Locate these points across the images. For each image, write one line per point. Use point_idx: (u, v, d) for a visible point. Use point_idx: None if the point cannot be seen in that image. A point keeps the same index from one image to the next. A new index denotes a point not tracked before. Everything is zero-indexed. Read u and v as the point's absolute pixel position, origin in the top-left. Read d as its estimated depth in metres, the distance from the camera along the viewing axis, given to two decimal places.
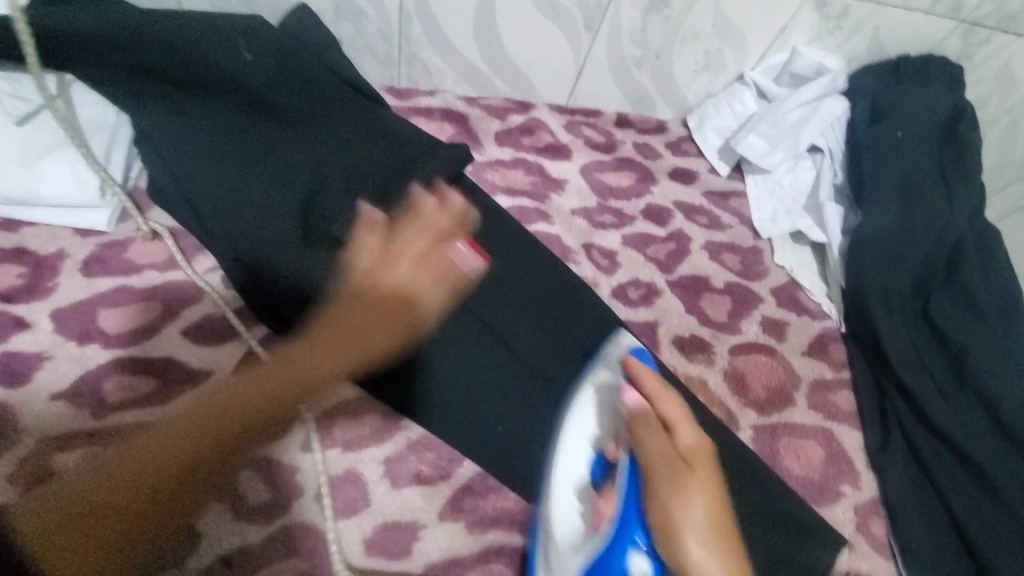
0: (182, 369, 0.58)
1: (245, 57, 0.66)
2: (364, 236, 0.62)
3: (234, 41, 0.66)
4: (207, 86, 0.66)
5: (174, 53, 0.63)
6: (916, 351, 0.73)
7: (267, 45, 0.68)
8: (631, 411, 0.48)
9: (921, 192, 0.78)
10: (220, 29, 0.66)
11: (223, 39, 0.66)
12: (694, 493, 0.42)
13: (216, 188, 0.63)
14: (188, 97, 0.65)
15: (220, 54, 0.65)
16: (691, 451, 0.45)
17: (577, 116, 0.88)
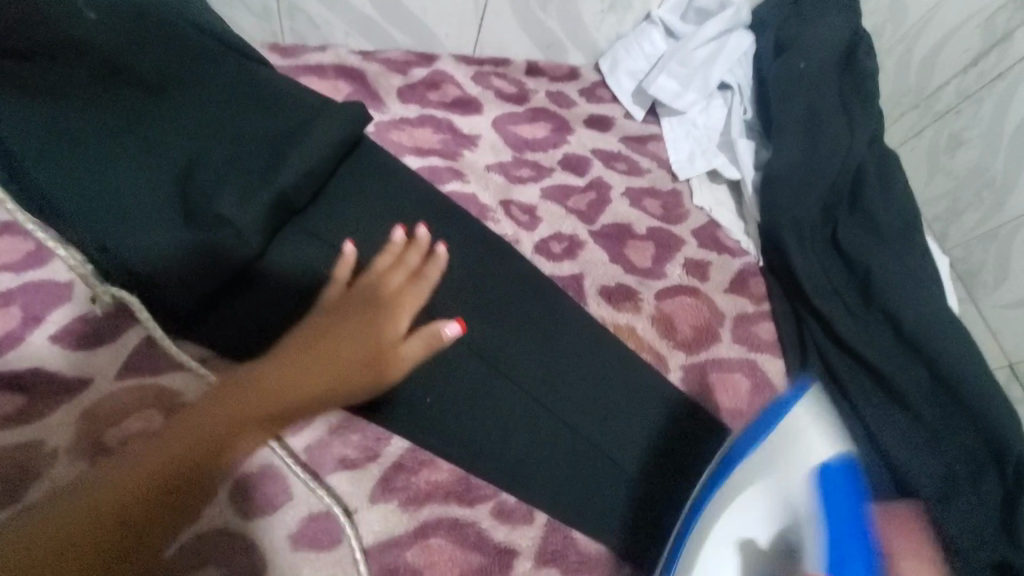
0: (57, 381, 0.52)
1: (89, 19, 0.58)
2: (254, 211, 0.56)
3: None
4: (42, 51, 0.56)
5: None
6: (827, 278, 0.76)
7: (112, 3, 0.59)
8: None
9: (826, 120, 0.79)
10: None
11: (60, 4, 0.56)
12: None
13: (72, 173, 0.55)
14: (22, 67, 0.55)
15: (59, 18, 0.56)
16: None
17: (485, 66, 0.83)
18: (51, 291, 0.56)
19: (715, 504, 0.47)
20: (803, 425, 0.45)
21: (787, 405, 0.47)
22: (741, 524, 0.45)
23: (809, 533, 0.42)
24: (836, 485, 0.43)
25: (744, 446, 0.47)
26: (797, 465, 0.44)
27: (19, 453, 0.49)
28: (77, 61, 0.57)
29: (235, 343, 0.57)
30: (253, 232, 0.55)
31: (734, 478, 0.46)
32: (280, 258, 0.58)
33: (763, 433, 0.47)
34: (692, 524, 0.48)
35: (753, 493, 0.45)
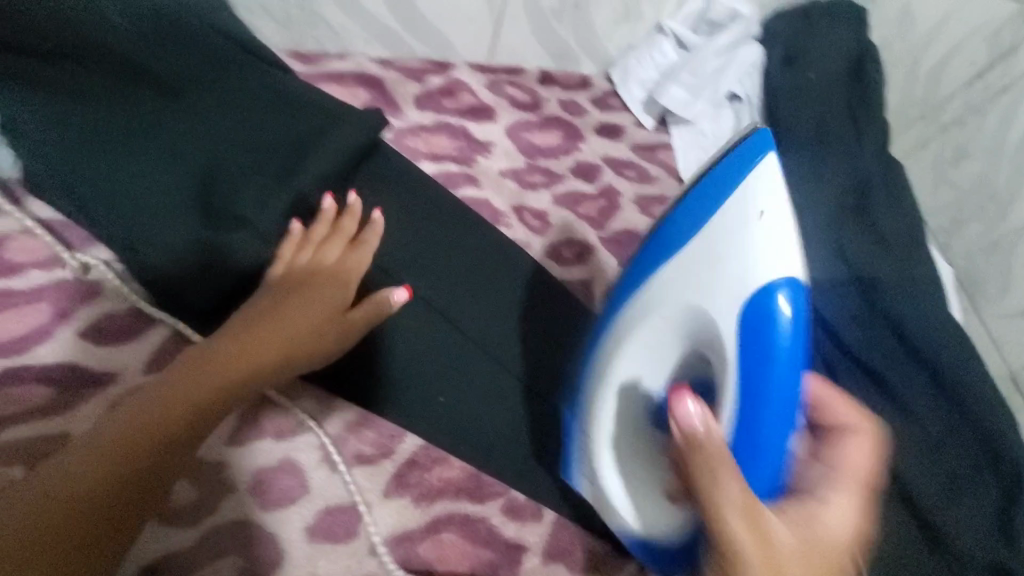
0: (87, 375, 0.53)
1: (115, 23, 0.59)
2: (273, 214, 0.58)
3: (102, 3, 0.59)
4: (75, 57, 0.58)
5: (35, 27, 0.56)
6: (835, 286, 0.77)
7: (140, 8, 0.60)
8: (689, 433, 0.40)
9: (832, 133, 0.80)
10: None
11: (84, 8, 0.58)
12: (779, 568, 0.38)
13: (102, 174, 0.57)
14: (52, 73, 0.58)
15: (88, 21, 0.58)
16: (788, 540, 0.39)
17: (500, 74, 0.84)
18: (80, 287, 0.56)
19: (653, 280, 0.53)
20: (745, 197, 0.47)
21: (754, 155, 0.48)
22: (664, 292, 0.51)
23: (733, 348, 0.46)
24: (774, 306, 0.44)
25: (710, 185, 0.50)
26: (742, 277, 0.46)
27: (45, 445, 0.49)
28: (104, 69, 0.59)
29: None
30: (271, 234, 0.58)
31: (670, 261, 0.52)
32: None
33: (725, 199, 0.49)
34: (647, 276, 0.54)
35: (688, 258, 0.50)
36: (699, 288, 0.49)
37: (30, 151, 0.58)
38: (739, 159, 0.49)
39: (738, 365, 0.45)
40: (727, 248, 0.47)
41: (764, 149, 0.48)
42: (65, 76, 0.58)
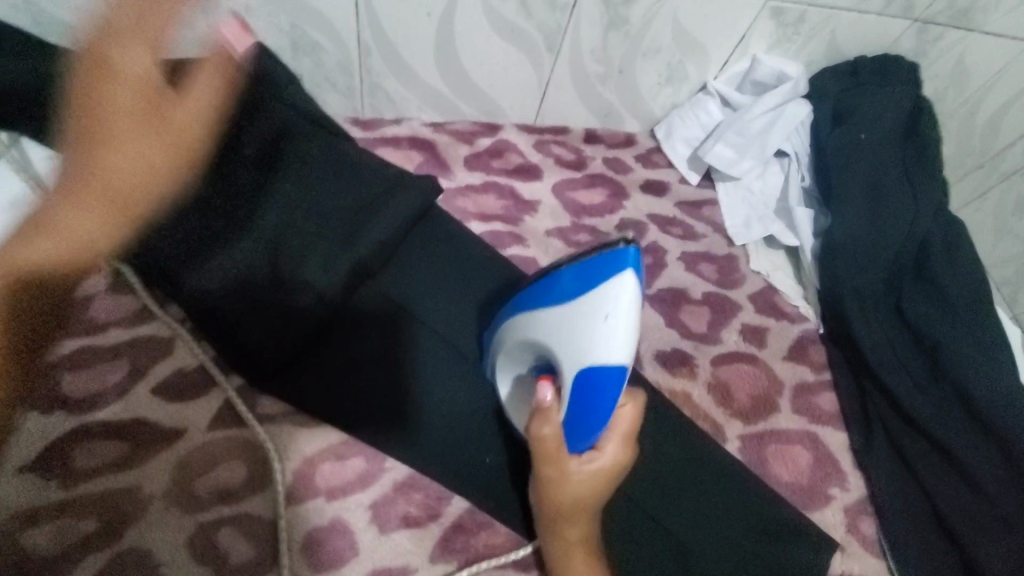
0: (156, 431, 0.56)
1: None
2: (336, 278, 0.61)
3: (189, 88, 0.64)
4: None
5: None
6: (893, 350, 0.74)
7: (223, 89, 0.65)
8: (540, 406, 0.52)
9: (885, 193, 0.79)
10: (173, 76, 0.64)
11: (175, 86, 0.63)
12: (574, 495, 0.51)
13: (180, 242, 0.61)
14: None
15: None
16: (586, 463, 0.51)
17: (546, 135, 0.87)
18: (153, 346, 0.60)
19: (529, 316, 0.55)
20: (604, 295, 0.48)
21: (620, 265, 0.48)
22: (533, 328, 0.54)
23: (567, 381, 0.50)
24: (599, 380, 0.48)
25: (585, 269, 0.51)
26: (582, 349, 0.49)
27: (118, 497, 0.53)
28: (186, 142, 0.63)
29: (314, 398, 0.60)
30: (333, 296, 0.61)
31: (541, 309, 0.53)
32: (358, 319, 0.64)
33: (591, 288, 0.50)
34: (524, 308, 0.56)
35: (554, 315, 0.52)
36: (552, 342, 0.52)
37: None
38: (617, 259, 0.49)
39: (572, 399, 0.50)
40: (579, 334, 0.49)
41: (629, 263, 0.48)
42: None
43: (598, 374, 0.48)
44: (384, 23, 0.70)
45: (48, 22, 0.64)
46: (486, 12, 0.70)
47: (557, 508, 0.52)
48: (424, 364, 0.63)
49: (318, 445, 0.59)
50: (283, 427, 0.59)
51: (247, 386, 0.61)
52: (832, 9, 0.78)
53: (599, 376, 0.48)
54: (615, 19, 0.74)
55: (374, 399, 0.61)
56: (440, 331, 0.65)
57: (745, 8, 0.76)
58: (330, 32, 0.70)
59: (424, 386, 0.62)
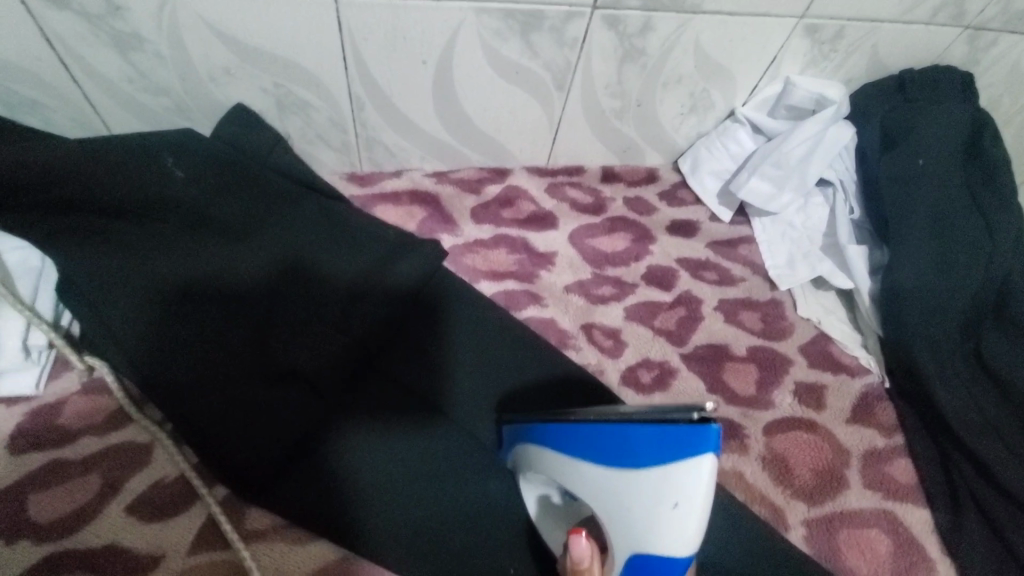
0: (128, 560, 0.48)
1: (178, 176, 0.57)
2: (332, 364, 0.57)
3: (164, 159, 0.58)
4: (134, 210, 0.55)
5: (96, 186, 0.54)
6: (978, 408, 0.64)
7: (202, 158, 0.59)
8: (574, 567, 0.41)
9: (954, 224, 0.68)
10: (147, 147, 0.58)
11: (150, 158, 0.57)
12: None
13: (154, 334, 0.53)
14: (113, 222, 0.55)
15: (147, 176, 0.56)
16: None
17: (559, 177, 0.80)
18: (130, 454, 0.53)
19: (568, 460, 0.42)
20: (671, 478, 0.34)
21: (695, 444, 0.33)
22: (573, 476, 0.41)
23: (617, 559, 0.38)
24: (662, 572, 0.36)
25: (641, 435, 0.36)
26: (639, 534, 0.36)
27: None
28: (165, 215, 0.56)
29: (310, 508, 0.52)
30: (328, 384, 0.56)
31: (583, 463, 0.40)
32: (361, 404, 0.58)
33: (649, 464, 0.35)
34: (558, 446, 0.43)
35: (598, 476, 0.39)
36: (599, 503, 0.39)
37: (83, 305, 0.54)
38: (690, 436, 0.33)
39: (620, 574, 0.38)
40: (635, 517, 0.37)
41: (710, 445, 0.32)
42: (122, 233, 0.55)
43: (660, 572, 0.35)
44: (376, 75, 0.64)
45: (16, 102, 0.59)
46: (486, 53, 0.63)
47: None
48: (429, 453, 0.57)
49: (315, 564, 0.50)
50: (274, 545, 0.51)
51: (234, 497, 0.53)
52: (873, 22, 0.69)
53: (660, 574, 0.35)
54: (631, 51, 0.66)
55: (378, 505, 0.53)
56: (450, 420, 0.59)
57: (773, 29, 0.67)
58: (318, 88, 0.64)
59: (437, 483, 0.55)
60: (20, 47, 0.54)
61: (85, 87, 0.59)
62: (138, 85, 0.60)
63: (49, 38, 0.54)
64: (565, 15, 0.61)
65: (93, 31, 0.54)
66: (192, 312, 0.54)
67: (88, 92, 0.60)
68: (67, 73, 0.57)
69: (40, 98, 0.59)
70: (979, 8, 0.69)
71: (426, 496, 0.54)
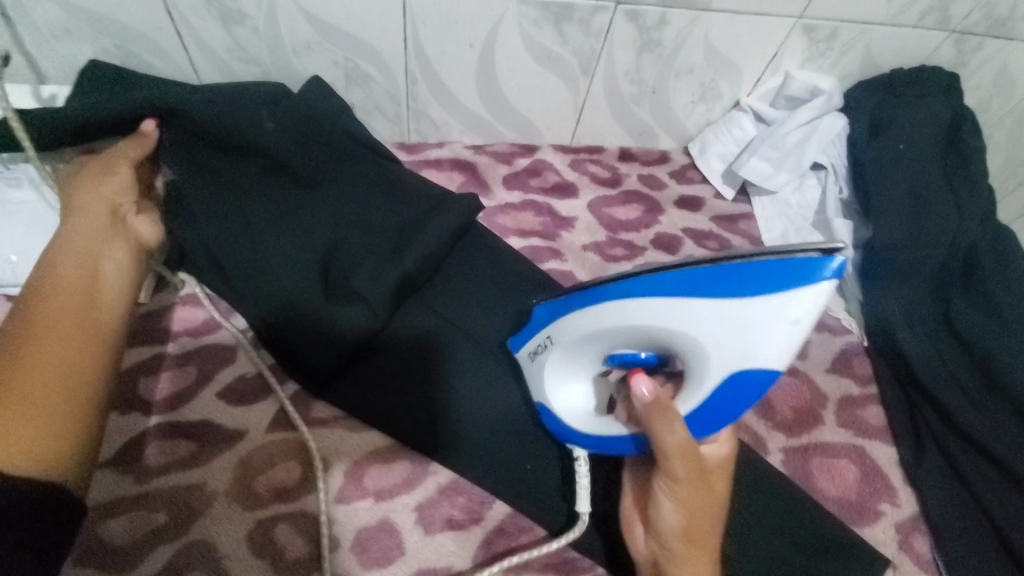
0: (220, 431, 0.61)
1: (268, 126, 0.67)
2: (384, 289, 0.62)
3: (261, 115, 0.67)
4: (229, 150, 0.66)
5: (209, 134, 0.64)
6: (944, 362, 0.73)
7: (290, 117, 0.70)
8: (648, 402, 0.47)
9: (927, 204, 0.78)
10: (243, 100, 0.67)
11: (245, 110, 0.66)
12: (714, 481, 0.50)
13: (242, 246, 0.64)
14: (218, 156, 0.66)
15: (244, 122, 0.65)
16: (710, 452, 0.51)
17: (581, 154, 0.91)
18: (220, 353, 0.65)
19: (658, 306, 0.44)
20: (788, 301, 0.39)
21: (818, 270, 0.37)
22: (655, 319, 0.45)
23: (711, 381, 0.44)
24: (754, 385, 0.42)
25: (742, 270, 0.40)
26: (742, 354, 0.41)
27: (186, 493, 0.57)
28: (253, 159, 0.66)
29: (362, 406, 0.63)
30: (382, 308, 0.62)
31: (666, 308, 0.44)
32: (407, 331, 0.65)
33: (764, 293, 0.39)
34: (646, 295, 0.45)
35: (699, 314, 0.42)
36: (697, 338, 0.43)
37: (188, 224, 0.64)
38: (816, 265, 0.38)
39: (710, 393, 0.44)
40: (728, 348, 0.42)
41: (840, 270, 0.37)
42: (218, 171, 0.65)
43: (755, 386, 0.42)
44: (430, 54, 0.75)
45: (139, 65, 0.73)
46: (524, 39, 0.75)
47: (709, 498, 0.50)
48: (458, 367, 0.64)
49: (367, 447, 0.63)
50: (335, 431, 0.63)
51: (303, 392, 0.65)
52: (864, 24, 0.78)
53: (755, 388, 0.42)
54: (649, 42, 0.77)
55: (418, 407, 0.63)
56: (480, 348, 0.65)
57: (773, 29, 0.78)
58: (381, 63, 0.75)
59: (464, 396, 0.63)
60: (150, 19, 0.67)
61: (194, 54, 0.72)
62: (236, 55, 0.73)
63: (172, 13, 0.67)
64: (593, 8, 0.72)
65: (208, 7, 0.67)
66: (268, 240, 0.65)
67: (194, 58, 0.73)
68: (181, 41, 0.70)
69: (158, 62, 0.73)
70: (963, 13, 0.78)
71: (458, 401, 0.63)
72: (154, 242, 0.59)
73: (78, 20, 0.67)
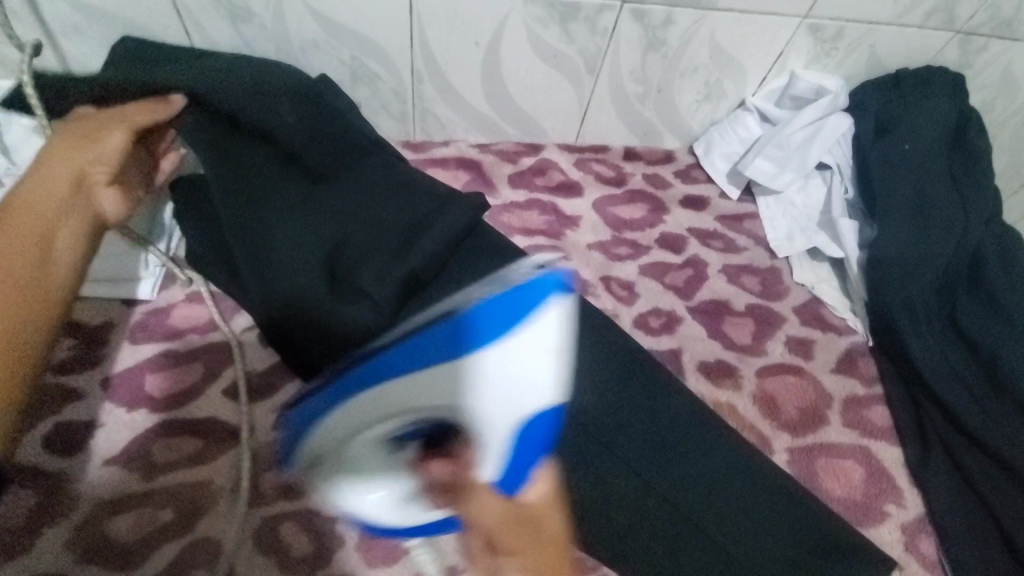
0: (225, 428, 0.61)
1: (287, 120, 0.67)
2: (389, 287, 0.63)
3: (280, 107, 0.67)
4: (243, 137, 0.65)
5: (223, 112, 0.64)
6: (949, 362, 0.72)
7: (305, 110, 0.69)
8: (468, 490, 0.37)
9: (933, 204, 0.78)
10: (263, 91, 0.68)
11: (269, 104, 0.67)
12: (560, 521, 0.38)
13: (248, 239, 0.62)
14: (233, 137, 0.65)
15: (263, 112, 0.66)
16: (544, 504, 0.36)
17: (586, 153, 0.90)
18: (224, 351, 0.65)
19: (421, 376, 0.36)
20: (522, 339, 0.32)
21: (542, 289, 0.33)
22: (455, 391, 0.35)
23: (508, 444, 0.35)
24: (545, 426, 0.35)
25: (479, 314, 0.34)
26: (508, 403, 0.34)
27: (192, 490, 0.57)
28: (266, 148, 0.66)
29: None
30: (387, 305, 0.62)
31: (440, 370, 0.35)
32: None
33: (485, 341, 0.33)
34: (405, 365, 0.36)
35: (480, 372, 0.34)
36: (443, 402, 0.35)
37: (203, 223, 0.66)
38: (539, 285, 0.33)
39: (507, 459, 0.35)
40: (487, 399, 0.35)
41: (558, 286, 0.32)
42: (230, 154, 0.64)
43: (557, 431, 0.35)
44: (436, 53, 0.75)
45: None
46: (530, 38, 0.75)
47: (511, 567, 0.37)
48: None
49: None
50: None
51: None
52: (870, 23, 0.78)
53: (546, 431, 0.35)
54: (654, 41, 0.77)
55: None
56: None
57: (778, 29, 0.78)
58: (386, 62, 0.76)
59: None
60: (159, 17, 0.68)
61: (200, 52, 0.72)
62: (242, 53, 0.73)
63: (178, 10, 0.67)
64: (599, 7, 0.72)
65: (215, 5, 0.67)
66: (269, 235, 0.62)
67: None
68: (188, 39, 0.70)
69: None
70: (968, 14, 0.78)
71: None
72: (118, 216, 0.53)
73: (87, 17, 0.67)
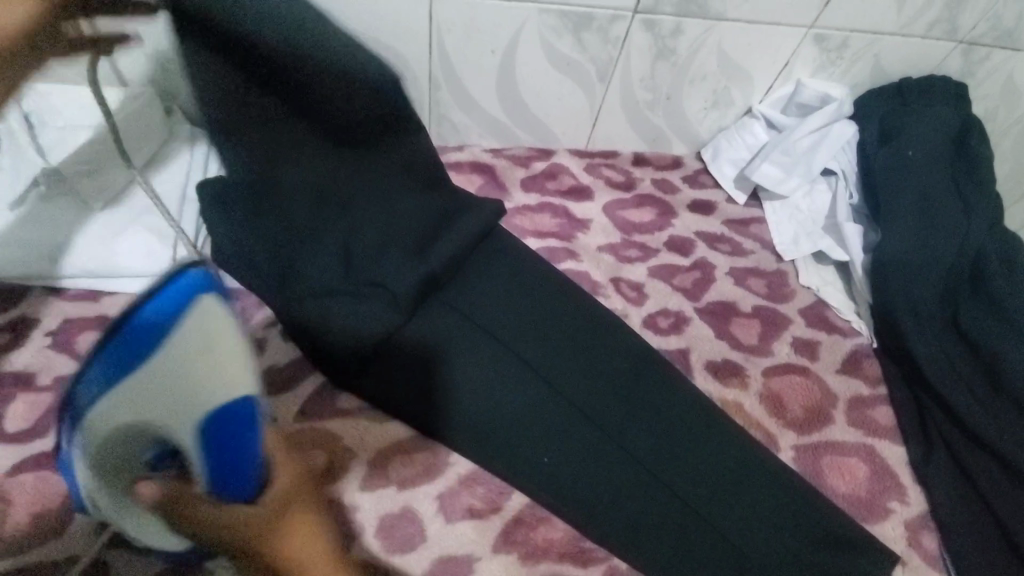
0: None
1: (341, 109, 0.67)
2: (407, 281, 0.64)
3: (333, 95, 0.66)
4: (294, 120, 0.68)
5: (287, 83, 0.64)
6: (951, 363, 0.74)
7: (358, 98, 0.67)
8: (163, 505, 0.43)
9: (935, 209, 0.80)
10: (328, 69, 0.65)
11: (325, 87, 0.65)
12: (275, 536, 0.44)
13: (279, 222, 0.67)
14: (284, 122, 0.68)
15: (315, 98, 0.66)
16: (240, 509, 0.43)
17: (597, 158, 0.93)
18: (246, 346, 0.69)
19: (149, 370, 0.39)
20: (192, 328, 0.39)
21: (190, 287, 0.39)
22: (159, 388, 0.40)
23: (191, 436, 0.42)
24: (230, 421, 0.43)
25: (148, 315, 0.38)
26: (188, 393, 0.41)
27: None
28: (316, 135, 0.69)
29: (381, 393, 0.65)
30: (403, 299, 0.64)
31: (131, 375, 0.38)
32: (423, 327, 0.65)
33: (171, 327, 0.39)
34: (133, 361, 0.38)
35: (168, 365, 0.39)
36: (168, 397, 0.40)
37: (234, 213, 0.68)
38: (189, 283, 0.39)
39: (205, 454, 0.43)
40: (221, 380, 0.41)
41: (202, 284, 0.40)
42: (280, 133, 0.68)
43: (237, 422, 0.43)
44: (454, 60, 0.78)
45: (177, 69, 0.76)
46: (545, 47, 0.77)
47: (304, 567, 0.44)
48: (473, 362, 0.64)
49: (389, 439, 0.65)
50: (359, 421, 0.66)
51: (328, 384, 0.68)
52: (874, 34, 0.81)
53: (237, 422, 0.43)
54: (664, 50, 0.80)
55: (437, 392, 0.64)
56: (500, 345, 0.64)
57: (784, 40, 0.80)
58: (405, 69, 0.78)
59: (483, 393, 0.63)
60: None
61: None
62: None
63: None
64: (612, 17, 0.74)
65: None
66: (301, 225, 0.68)
67: None
68: None
69: None
70: (970, 24, 0.80)
71: (471, 392, 0.63)
72: None
73: None
